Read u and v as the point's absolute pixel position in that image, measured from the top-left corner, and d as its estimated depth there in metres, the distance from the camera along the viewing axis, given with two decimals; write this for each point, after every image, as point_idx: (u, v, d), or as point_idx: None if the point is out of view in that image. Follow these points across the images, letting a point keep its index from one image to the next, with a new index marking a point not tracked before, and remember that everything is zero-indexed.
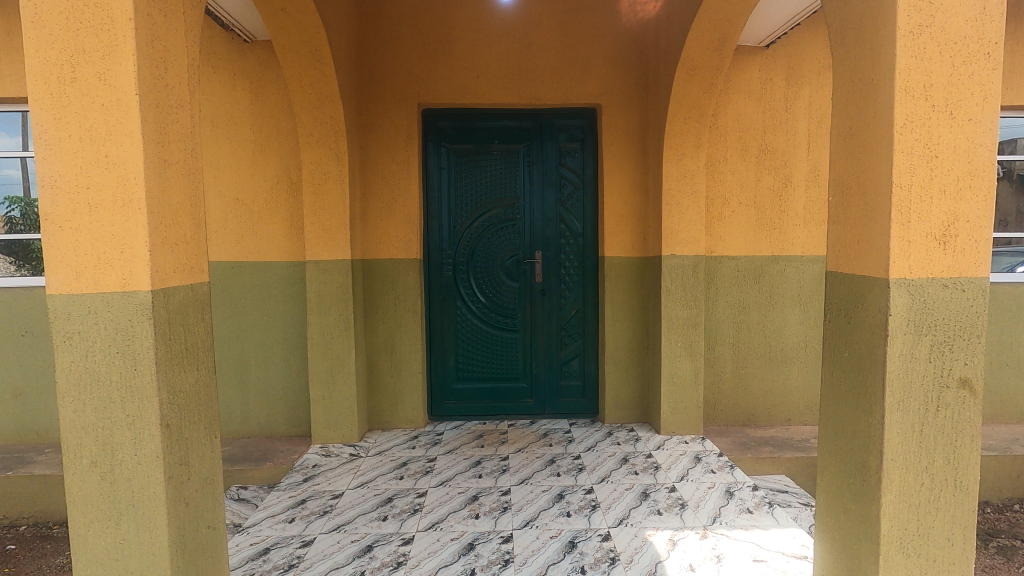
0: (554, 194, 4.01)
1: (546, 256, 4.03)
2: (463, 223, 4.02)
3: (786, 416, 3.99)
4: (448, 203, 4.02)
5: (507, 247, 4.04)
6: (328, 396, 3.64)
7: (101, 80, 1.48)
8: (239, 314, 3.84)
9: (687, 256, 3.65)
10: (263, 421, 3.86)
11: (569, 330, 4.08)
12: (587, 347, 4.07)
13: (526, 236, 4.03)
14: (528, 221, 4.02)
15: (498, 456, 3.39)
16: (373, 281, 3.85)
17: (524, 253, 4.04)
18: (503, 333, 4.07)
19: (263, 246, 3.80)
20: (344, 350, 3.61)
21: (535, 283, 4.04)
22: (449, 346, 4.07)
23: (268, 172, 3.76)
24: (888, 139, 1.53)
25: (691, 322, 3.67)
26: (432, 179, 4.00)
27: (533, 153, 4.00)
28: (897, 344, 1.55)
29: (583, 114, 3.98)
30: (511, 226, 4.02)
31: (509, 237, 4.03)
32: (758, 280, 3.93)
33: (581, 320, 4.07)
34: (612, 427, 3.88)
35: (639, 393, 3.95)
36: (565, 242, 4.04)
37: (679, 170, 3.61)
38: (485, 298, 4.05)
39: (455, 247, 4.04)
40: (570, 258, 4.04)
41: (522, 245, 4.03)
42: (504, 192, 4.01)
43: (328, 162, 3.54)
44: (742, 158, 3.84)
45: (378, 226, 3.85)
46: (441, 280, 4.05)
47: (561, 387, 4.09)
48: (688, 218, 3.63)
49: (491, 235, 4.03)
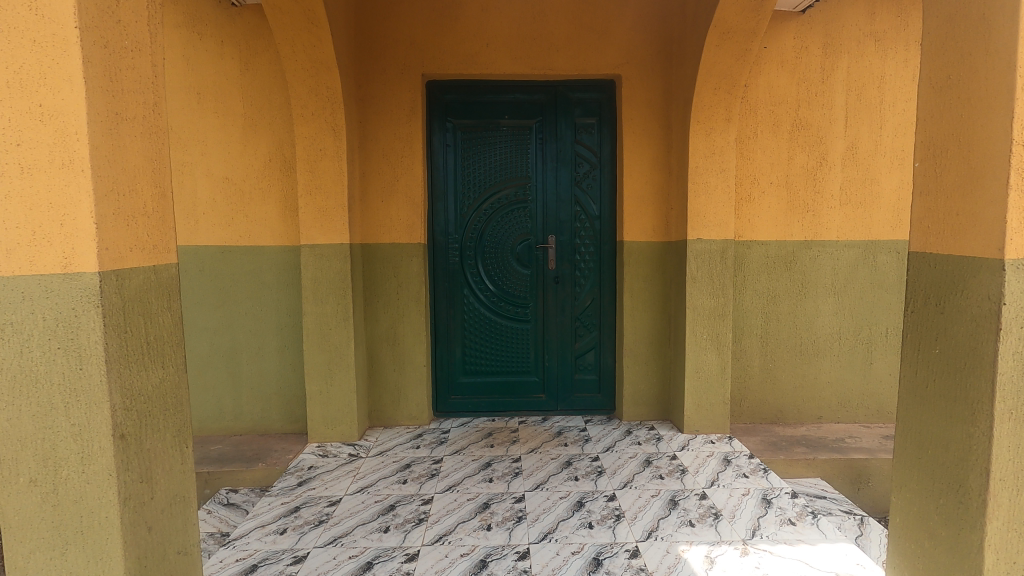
0: (568, 174, 3.72)
1: (560, 242, 3.75)
2: (471, 206, 3.74)
3: (816, 413, 3.72)
4: (454, 184, 3.73)
5: (518, 231, 3.75)
6: (326, 391, 3.37)
7: (32, 9, 1.19)
8: (231, 303, 3.57)
9: (714, 240, 3.35)
10: (256, 417, 3.60)
11: (585, 321, 3.80)
12: (604, 339, 3.79)
13: (538, 220, 3.74)
14: (540, 204, 3.74)
15: (509, 457, 3.12)
16: (374, 267, 3.57)
17: (537, 239, 3.75)
18: (513, 323, 3.80)
19: (255, 229, 3.51)
20: (343, 341, 3.34)
21: (548, 270, 3.76)
22: (456, 337, 3.80)
23: (260, 148, 3.46)
24: (1008, 86, 1.24)
25: (718, 312, 3.38)
26: (437, 158, 3.71)
27: (546, 130, 3.70)
28: (1012, 340, 1.28)
29: (601, 87, 3.68)
30: (523, 209, 3.74)
31: (519, 220, 3.74)
32: (789, 266, 3.63)
33: (597, 310, 3.79)
34: (630, 424, 3.61)
35: (660, 388, 3.68)
36: (580, 226, 3.75)
37: (707, 146, 3.30)
38: (494, 286, 3.77)
39: (462, 232, 3.76)
40: (585, 243, 3.75)
41: (534, 230, 3.75)
42: (515, 172, 3.72)
43: (324, 137, 3.25)
44: (774, 135, 3.54)
45: (379, 208, 3.56)
46: (447, 267, 3.76)
47: (575, 381, 3.82)
48: (716, 199, 3.33)
49: (500, 219, 3.74)
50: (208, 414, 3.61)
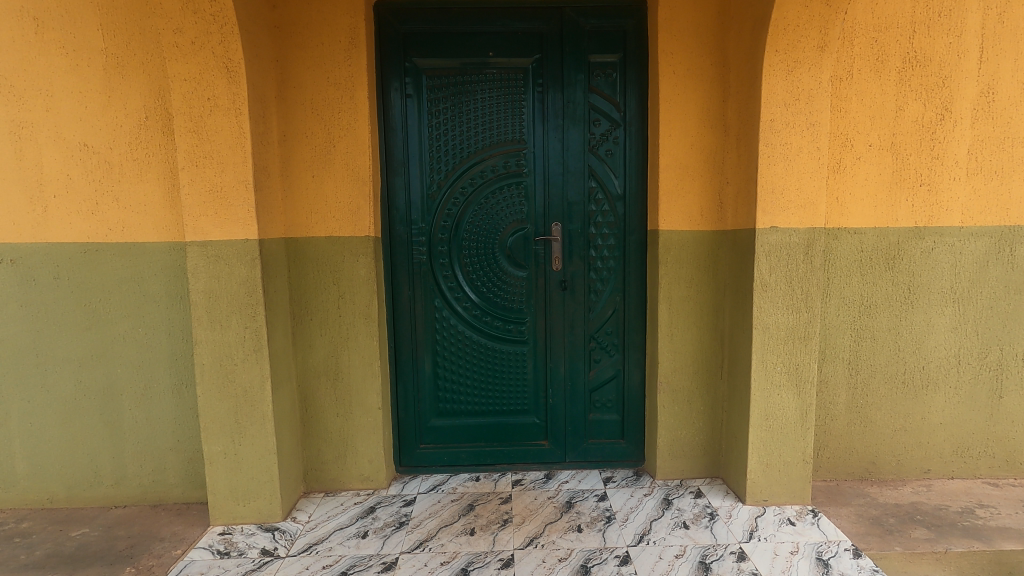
0: (579, 136, 2.63)
1: (568, 232, 2.68)
2: (442, 182, 2.67)
3: (923, 465, 2.69)
4: (419, 152, 2.64)
5: (509, 217, 2.68)
6: (232, 453, 2.34)
7: None
8: (102, 325, 2.52)
9: (796, 229, 2.28)
10: (148, 481, 2.59)
11: (602, 341, 2.75)
12: (629, 366, 2.75)
13: (537, 201, 2.68)
14: (540, 179, 2.66)
15: (496, 559, 2.08)
16: (304, 272, 2.52)
17: (535, 228, 2.69)
18: (504, 345, 2.76)
19: (131, 219, 2.45)
20: (254, 382, 2.30)
21: (552, 271, 2.70)
22: (425, 365, 2.75)
23: (132, 101, 2.38)
24: None
25: (798, 334, 2.33)
26: (393, 114, 2.61)
27: (547, 72, 2.61)
28: None
29: (625, 9, 2.57)
30: (515, 186, 2.67)
31: (511, 203, 2.68)
32: (892, 265, 2.57)
33: (619, 325, 2.75)
34: (668, 488, 2.58)
35: (707, 435, 2.65)
36: (596, 209, 2.67)
37: (789, 88, 2.21)
38: (477, 294, 2.72)
39: (430, 219, 2.68)
40: (603, 233, 2.68)
41: (532, 216, 2.68)
42: (504, 135, 2.64)
43: (212, 79, 2.14)
44: (876, 74, 2.45)
45: (308, 187, 2.47)
46: (410, 268, 2.69)
47: (589, 423, 2.79)
48: (800, 168, 2.25)
49: (484, 201, 2.67)
50: (80, 478, 2.59)
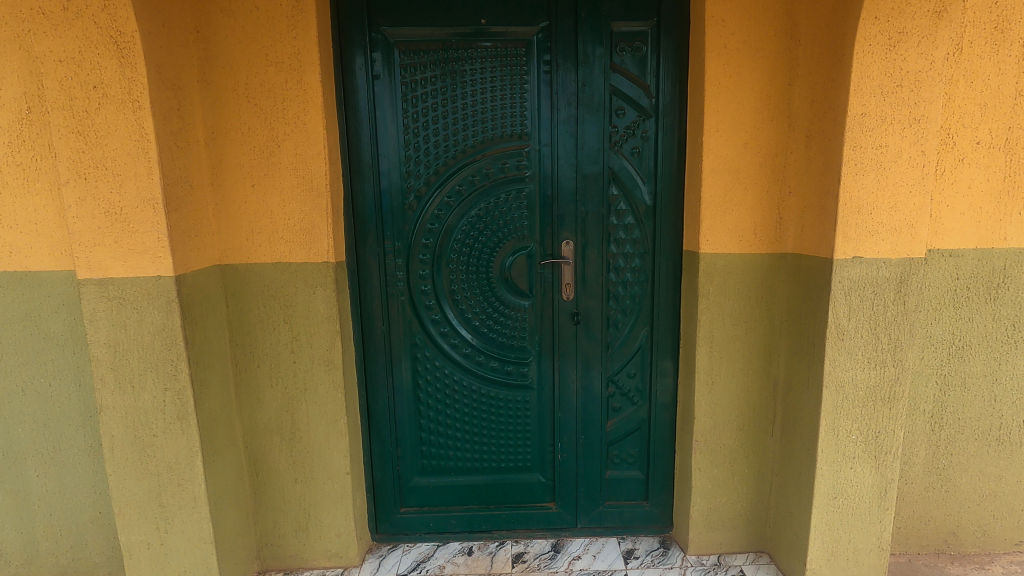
0: (598, 130, 2.05)
1: (583, 252, 2.13)
2: (423, 189, 2.10)
3: (1013, 537, 2.20)
4: (393, 151, 2.07)
5: (508, 233, 2.13)
6: (157, 543, 1.84)
7: None
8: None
9: (888, 261, 1.72)
10: (66, 560, 2.11)
11: (623, 385, 2.24)
12: (655, 415, 2.24)
13: (544, 213, 2.12)
14: (547, 185, 2.10)
15: None
16: (246, 307, 1.98)
17: (541, 246, 2.14)
18: (502, 390, 2.25)
19: (18, 241, 1.89)
20: (180, 457, 1.79)
21: (561, 300, 2.16)
22: (405, 415, 2.24)
23: (9, 87, 1.80)
24: None
25: (881, 394, 1.81)
26: (357, 101, 2.02)
27: (556, 46, 2.01)
28: None
29: None
30: (516, 194, 2.11)
31: (511, 215, 2.12)
32: (995, 297, 2.02)
33: (643, 365, 2.23)
34: (704, 570, 2.10)
35: (752, 504, 2.15)
36: (618, 223, 2.12)
37: (890, 69, 1.61)
38: (468, 328, 2.19)
39: (408, 236, 2.12)
40: (626, 253, 2.14)
41: (536, 232, 2.13)
42: (501, 129, 2.06)
43: (97, 58, 1.55)
44: (993, 48, 1.85)
45: (248, 198, 1.91)
46: (384, 297, 2.14)
47: (605, 482, 2.30)
48: (898, 178, 1.67)
49: (476, 213, 2.12)
50: None
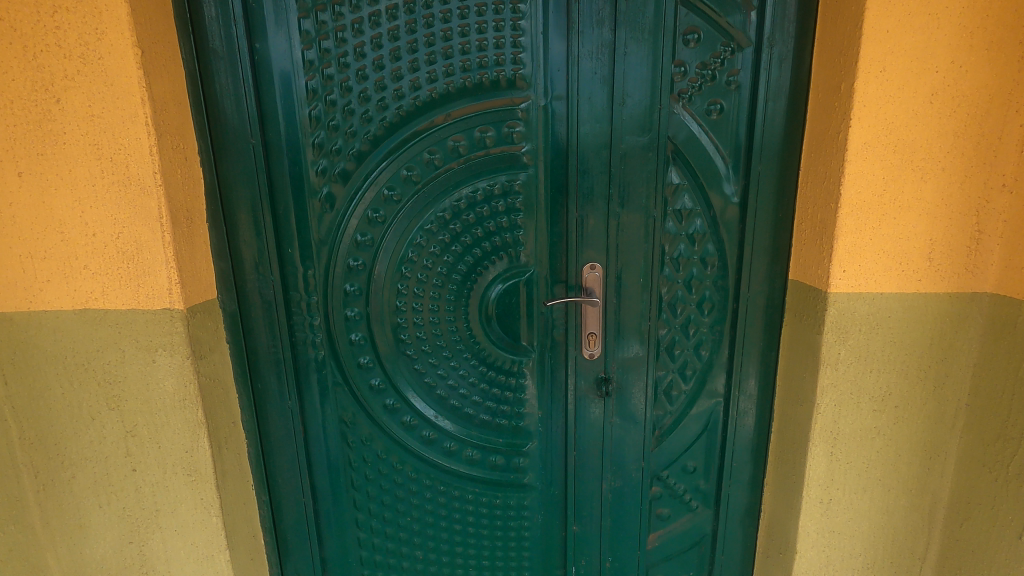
0: (649, 72, 1.16)
1: (617, 281, 1.28)
2: (345, 175, 1.22)
3: None
4: (288, 109, 1.18)
5: (492, 251, 1.27)
6: None
7: None
8: None
9: None
10: None
11: (675, 484, 1.42)
12: (723, 528, 1.44)
13: (553, 216, 1.25)
14: (559, 170, 1.22)
15: None
16: (39, 384, 1.14)
17: (548, 271, 1.28)
18: (484, 491, 1.43)
19: None
20: None
21: (581, 358, 1.32)
22: (332, 529, 1.44)
23: None
24: None
25: None
26: (218, 19, 1.12)
27: None
28: None
29: None
30: (504, 182, 1.23)
31: (497, 219, 1.25)
32: None
33: (709, 456, 1.40)
34: None
35: None
36: (677, 234, 1.26)
37: None
38: (429, 399, 1.36)
39: (323, 255, 1.26)
40: (688, 282, 1.29)
41: (539, 248, 1.27)
42: (478, 70, 1.17)
43: None
44: None
45: (16, 200, 1.05)
46: (289, 356, 1.31)
47: None
48: None
49: (437, 217, 1.25)
50: None
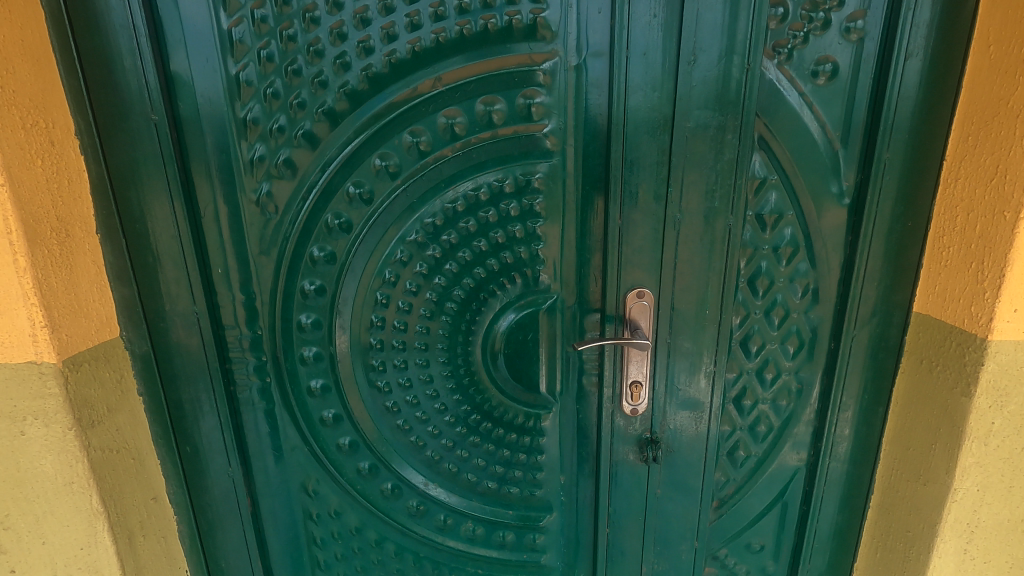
0: (732, 15, 0.79)
1: (672, 313, 0.93)
2: (291, 165, 0.86)
3: None
4: (205, 70, 0.81)
5: (500, 270, 0.92)
6: None
7: None
8: None
9: None
10: None
11: (737, 567, 1.10)
12: None
13: (586, 223, 0.89)
14: (596, 158, 0.86)
15: None
16: None
17: (576, 298, 0.93)
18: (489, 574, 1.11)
19: None
20: None
21: (619, 413, 0.98)
22: None
23: None
24: None
25: None
26: None
27: None
28: None
29: None
30: (518, 176, 0.88)
31: (507, 228, 0.90)
32: None
33: (783, 534, 1.07)
34: None
35: None
36: (757, 248, 0.90)
37: None
38: (417, 462, 1.03)
39: (266, 276, 0.91)
40: (768, 312, 0.94)
41: (565, 267, 0.91)
42: (482, 13, 0.80)
43: None
44: None
45: None
46: (226, 410, 0.97)
47: None
48: None
49: (424, 223, 0.90)
50: None
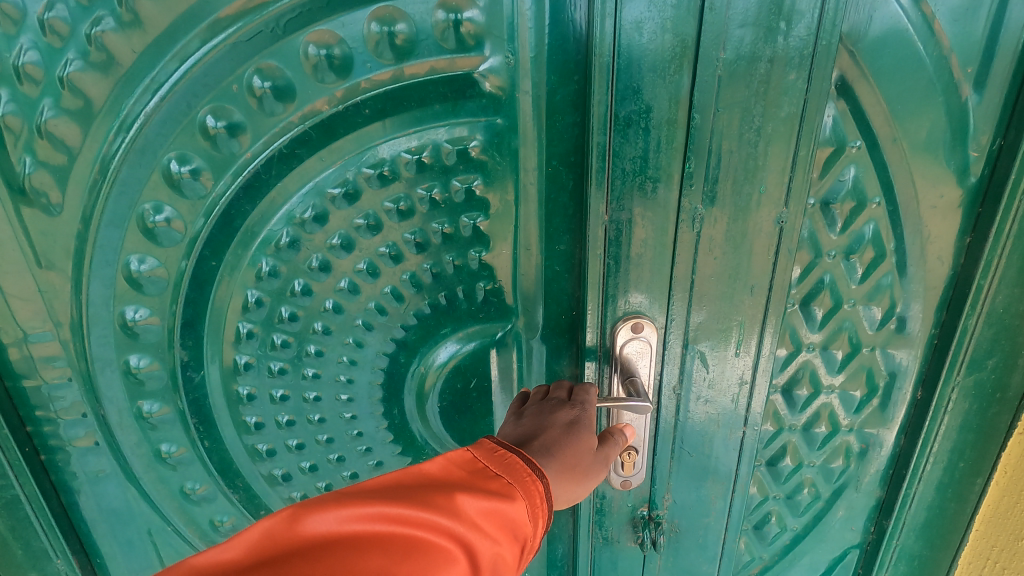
0: None
1: (684, 353, 0.61)
2: (69, 131, 0.52)
3: None
4: None
5: (423, 289, 0.60)
6: None
7: None
8: None
9: None
10: None
11: None
12: None
13: (554, 220, 0.57)
14: (568, 115, 0.53)
15: None
16: None
17: (541, 332, 0.62)
18: None
19: None
20: None
21: (605, 486, 0.69)
22: None
23: None
24: None
25: None
26: None
27: None
28: None
29: None
30: (441, 144, 0.54)
31: (429, 226, 0.58)
32: None
33: None
34: None
35: None
36: (818, 256, 0.58)
37: None
38: None
39: (64, 304, 0.59)
40: (826, 347, 0.63)
41: (523, 286, 0.60)
42: None
43: None
44: None
45: None
46: (38, 490, 0.67)
47: None
48: None
49: (299, 220, 0.57)
50: None
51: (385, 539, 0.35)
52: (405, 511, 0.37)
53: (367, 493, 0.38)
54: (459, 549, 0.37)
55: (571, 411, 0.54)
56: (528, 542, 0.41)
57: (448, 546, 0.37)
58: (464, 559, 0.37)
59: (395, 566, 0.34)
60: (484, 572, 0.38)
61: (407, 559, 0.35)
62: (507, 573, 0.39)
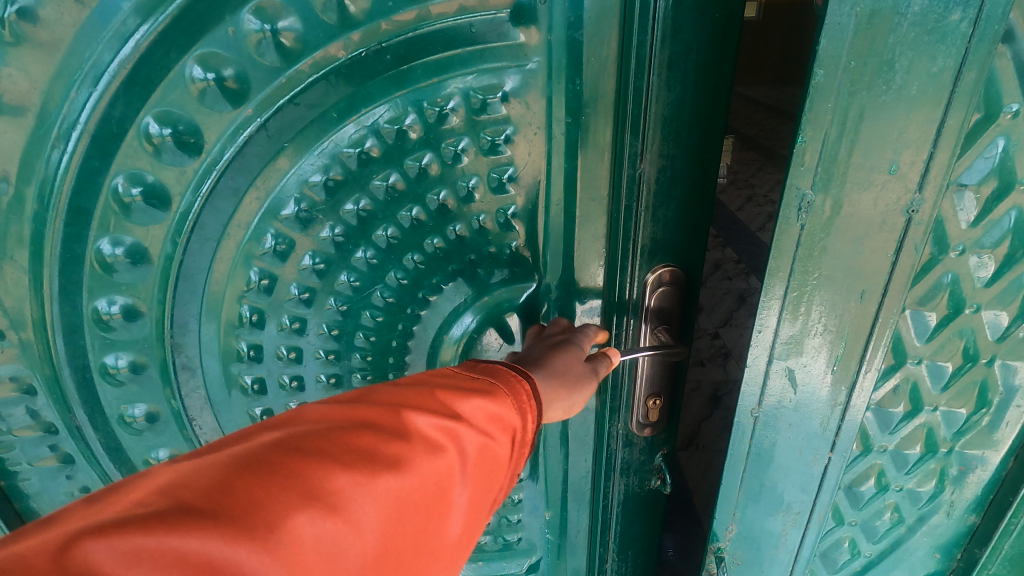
0: None
1: (768, 371, 0.51)
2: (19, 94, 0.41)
3: None
4: None
5: (444, 252, 0.53)
6: None
7: None
8: None
9: None
10: None
11: None
12: None
13: (597, 170, 0.50)
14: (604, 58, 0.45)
15: None
16: None
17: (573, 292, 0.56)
18: None
19: None
20: None
21: None
22: None
23: None
24: None
25: None
26: None
27: None
28: None
29: None
30: (472, 94, 0.46)
31: (455, 184, 0.50)
32: None
33: None
34: None
35: None
36: (942, 252, 0.47)
37: None
38: None
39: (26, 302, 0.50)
40: (936, 359, 0.53)
41: (559, 247, 0.53)
42: None
43: None
44: None
45: None
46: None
47: None
48: None
49: (305, 182, 0.48)
50: None
51: (365, 442, 0.29)
52: (381, 423, 0.30)
53: (325, 408, 0.31)
54: (447, 444, 0.32)
55: (557, 338, 0.48)
56: (517, 434, 0.36)
57: (438, 444, 0.31)
58: (452, 452, 0.32)
59: (380, 466, 0.28)
60: (474, 464, 0.33)
61: (390, 457, 0.29)
62: (498, 470, 0.35)
